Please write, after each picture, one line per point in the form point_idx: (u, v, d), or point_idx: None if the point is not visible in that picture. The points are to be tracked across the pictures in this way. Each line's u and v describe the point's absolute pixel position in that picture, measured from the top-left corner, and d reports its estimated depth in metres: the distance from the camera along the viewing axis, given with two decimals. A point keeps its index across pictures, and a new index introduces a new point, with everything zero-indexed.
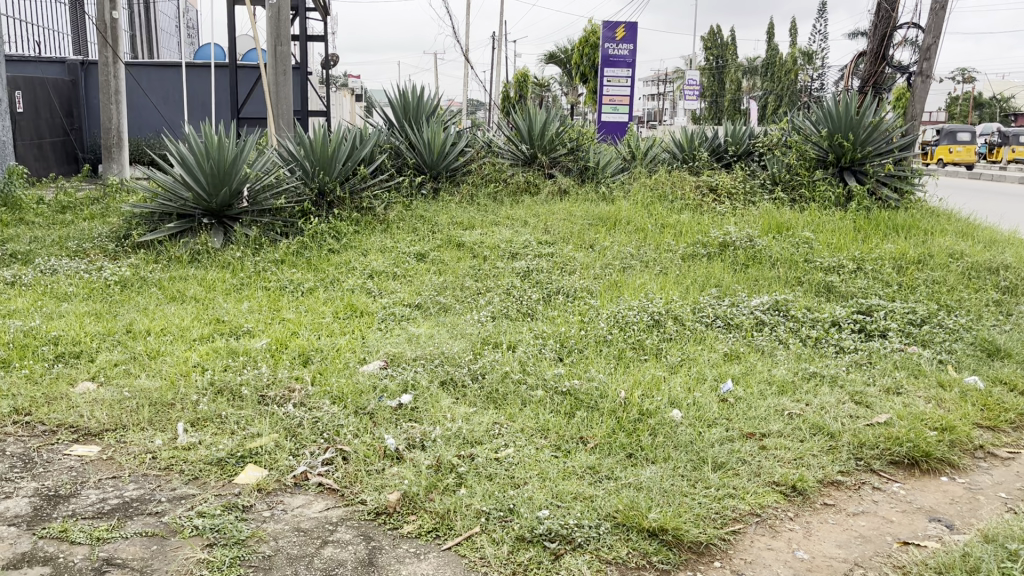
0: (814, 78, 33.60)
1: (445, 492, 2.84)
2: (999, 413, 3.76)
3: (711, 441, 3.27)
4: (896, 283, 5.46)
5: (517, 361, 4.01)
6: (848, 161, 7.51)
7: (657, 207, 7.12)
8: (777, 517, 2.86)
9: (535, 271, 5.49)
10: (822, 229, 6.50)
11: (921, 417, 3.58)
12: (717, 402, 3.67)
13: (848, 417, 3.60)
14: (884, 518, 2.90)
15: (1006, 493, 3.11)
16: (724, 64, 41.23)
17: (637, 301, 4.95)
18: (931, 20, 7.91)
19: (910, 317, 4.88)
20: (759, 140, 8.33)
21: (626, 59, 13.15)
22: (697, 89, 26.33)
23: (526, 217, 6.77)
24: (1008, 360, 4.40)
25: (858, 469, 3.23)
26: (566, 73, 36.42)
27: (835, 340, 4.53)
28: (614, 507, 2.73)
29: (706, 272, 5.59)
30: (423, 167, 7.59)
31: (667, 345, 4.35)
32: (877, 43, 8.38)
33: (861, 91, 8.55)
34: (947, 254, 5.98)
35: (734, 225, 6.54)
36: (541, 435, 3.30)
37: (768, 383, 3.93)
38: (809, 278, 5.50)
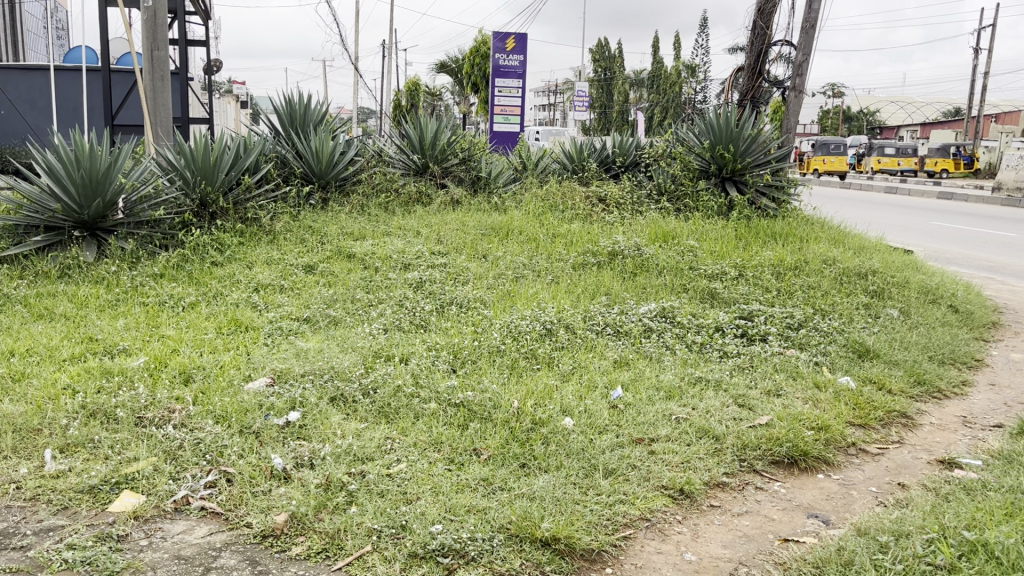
0: (697, 92, 34.87)
1: (335, 512, 2.77)
2: (870, 410, 3.97)
3: (602, 447, 3.32)
4: (775, 289, 5.70)
5: (409, 374, 3.96)
6: (730, 171, 7.78)
7: (548, 217, 7.21)
8: (666, 520, 2.93)
9: (428, 282, 5.45)
10: (706, 237, 6.72)
11: (799, 418, 3.74)
12: (607, 409, 3.73)
13: (731, 419, 3.72)
14: (767, 517, 3.01)
15: (876, 487, 3.29)
16: (612, 75, 42.24)
17: (529, 310, 4.99)
18: (803, 38, 8.31)
19: (787, 321, 5.11)
20: (646, 152, 8.55)
21: (516, 70, 13.27)
22: (587, 100, 26.74)
23: (418, 227, 6.73)
24: (877, 360, 4.67)
25: (742, 470, 3.34)
26: (456, 83, 36.45)
27: (718, 345, 4.69)
28: (508, 519, 2.73)
29: (597, 280, 5.69)
30: (311, 176, 7.43)
31: (559, 354, 4.39)
32: (754, 60, 8.74)
33: (740, 105, 8.89)
34: (821, 260, 6.28)
35: (622, 234, 6.68)
36: (435, 449, 3.27)
37: (656, 388, 4.03)
38: (694, 285, 5.67)
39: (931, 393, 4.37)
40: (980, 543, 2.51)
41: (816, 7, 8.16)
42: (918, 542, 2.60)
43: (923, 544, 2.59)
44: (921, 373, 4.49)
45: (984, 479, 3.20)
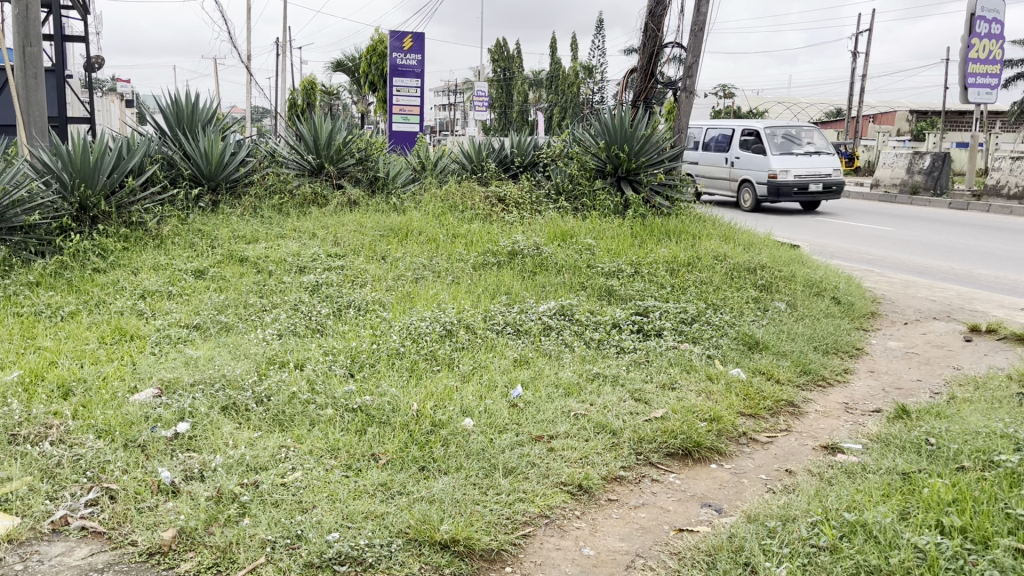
0: (594, 92, 35.42)
1: (226, 524, 2.68)
2: (759, 400, 4.12)
3: (501, 447, 3.33)
4: (670, 285, 5.85)
5: (305, 380, 3.87)
6: (625, 171, 7.92)
7: (448, 217, 7.18)
8: (565, 516, 2.96)
9: (325, 285, 5.35)
10: (603, 236, 6.83)
11: (692, 410, 3.85)
12: (507, 408, 3.74)
13: (628, 414, 3.79)
14: (662, 508, 3.08)
15: (766, 474, 3.41)
16: (511, 75, 42.42)
17: (429, 311, 4.96)
18: (692, 41, 8.54)
19: (682, 316, 5.25)
20: (543, 152, 8.61)
21: (414, 69, 13.23)
22: (486, 99, 26.74)
23: (314, 229, 6.59)
24: (766, 351, 4.85)
25: (639, 463, 3.41)
26: (354, 83, 35.96)
27: (616, 341, 4.78)
28: (406, 523, 2.70)
29: (497, 280, 5.71)
30: (200, 178, 7.18)
31: (459, 355, 4.38)
32: (647, 61, 8.91)
33: (634, 106, 9.06)
34: (713, 257, 6.47)
35: (522, 234, 6.72)
36: (331, 455, 3.21)
37: (555, 386, 4.07)
38: (591, 283, 5.75)
39: (816, 382, 4.57)
40: (860, 524, 2.63)
41: (705, 11, 8.40)
42: (803, 526, 2.71)
43: (808, 527, 2.71)
44: (806, 363, 4.69)
45: (864, 462, 3.36)
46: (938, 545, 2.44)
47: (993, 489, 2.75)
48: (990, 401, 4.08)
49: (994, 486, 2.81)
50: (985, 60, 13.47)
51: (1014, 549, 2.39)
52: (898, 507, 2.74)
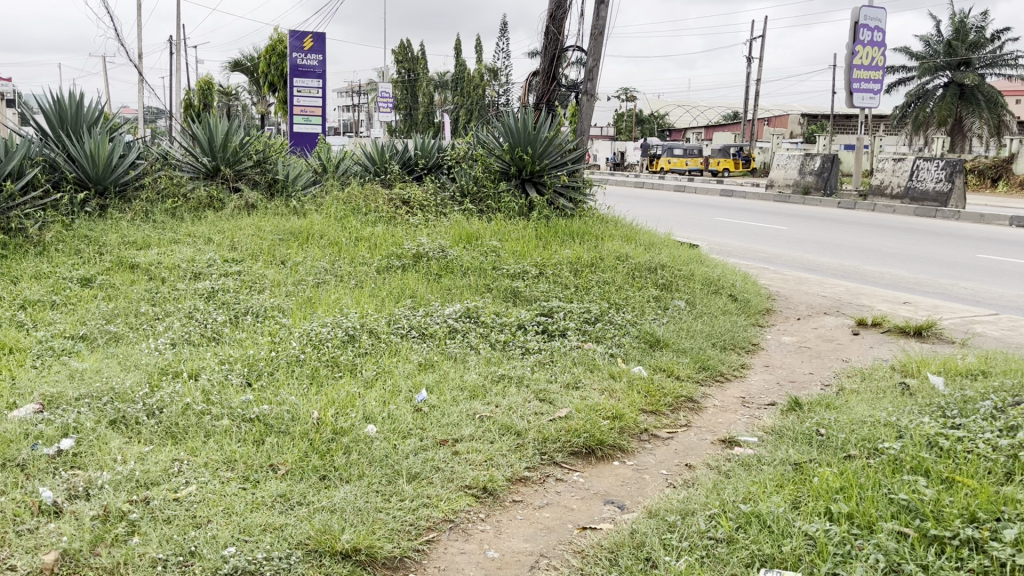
0: (500, 94, 35.55)
1: (114, 544, 2.56)
2: (660, 397, 4.20)
3: (405, 452, 3.29)
4: (573, 285, 5.91)
5: (200, 391, 3.74)
6: (529, 173, 7.97)
7: (351, 220, 7.08)
8: (469, 520, 2.95)
9: (221, 291, 5.20)
10: (508, 237, 6.86)
11: (595, 409, 3.89)
12: (412, 413, 3.70)
13: (533, 414, 3.81)
14: (566, 507, 3.11)
15: (666, 469, 3.48)
16: (416, 77, 42.14)
17: (331, 316, 4.87)
18: (592, 44, 8.66)
19: (585, 316, 5.32)
20: (448, 153, 8.57)
21: (315, 69, 12.98)
22: (391, 100, 26.59)
23: (209, 233, 6.39)
24: (667, 349, 4.95)
25: (543, 463, 3.43)
26: (253, 83, 35.14)
27: (521, 342, 4.80)
28: (306, 534, 2.64)
29: (402, 283, 5.65)
30: (86, 181, 6.88)
31: (362, 360, 4.31)
32: (548, 64, 9.01)
33: (536, 108, 9.13)
34: (615, 257, 6.58)
35: (426, 236, 6.69)
36: (228, 467, 3.11)
37: (460, 389, 4.05)
38: (497, 285, 5.76)
39: (715, 377, 4.70)
40: (755, 515, 2.71)
41: (604, 15, 8.54)
42: (702, 519, 2.78)
43: (706, 520, 2.78)
44: (705, 359, 4.82)
45: (759, 454, 3.47)
46: (827, 532, 2.54)
47: (877, 476, 2.88)
48: (875, 391, 4.28)
49: (878, 472, 2.94)
50: (869, 66, 14.14)
51: (897, 532, 2.50)
52: (791, 496, 2.83)
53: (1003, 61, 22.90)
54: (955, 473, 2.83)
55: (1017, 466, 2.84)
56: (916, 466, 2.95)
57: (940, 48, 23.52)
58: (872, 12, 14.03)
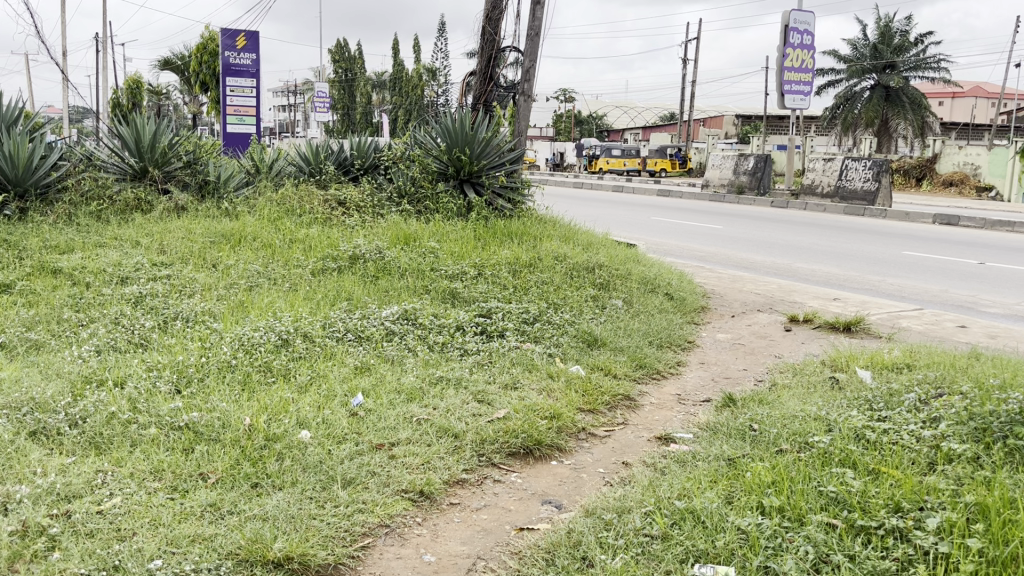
0: (438, 94, 35.39)
1: (32, 560, 2.46)
2: (597, 396, 4.23)
3: (340, 458, 3.24)
4: (512, 286, 5.90)
5: (125, 399, 3.62)
6: (467, 173, 7.92)
7: (284, 221, 6.96)
8: (405, 524, 2.91)
9: (149, 296, 5.06)
10: (446, 238, 6.83)
11: (533, 409, 3.89)
12: (347, 418, 3.64)
13: (470, 416, 3.79)
14: (504, 508, 3.10)
15: (604, 467, 3.50)
16: (353, 77, 41.70)
17: (264, 320, 4.78)
18: (528, 45, 8.68)
19: (523, 316, 5.32)
20: (384, 154, 8.48)
21: (248, 69, 12.75)
22: (328, 100, 26.26)
23: (136, 236, 6.21)
24: (605, 347, 4.99)
25: (480, 464, 3.41)
26: (185, 82, 34.34)
27: (459, 343, 4.76)
28: (236, 544, 2.58)
29: (337, 286, 5.57)
30: (6, 183, 6.62)
31: (295, 365, 4.23)
32: (485, 65, 9.00)
33: (474, 109, 9.11)
34: (553, 257, 6.60)
35: (362, 238, 6.60)
36: (155, 478, 3.01)
37: (397, 392, 4.00)
38: (435, 286, 5.72)
39: (651, 375, 4.74)
40: (689, 511, 2.74)
41: (540, 16, 8.57)
42: (637, 516, 2.80)
43: (641, 517, 2.79)
44: (642, 357, 4.86)
45: (694, 450, 3.51)
46: (758, 525, 2.57)
47: (807, 469, 2.93)
48: (806, 386, 4.38)
49: (808, 466, 3.00)
50: (799, 68, 14.50)
51: (825, 524, 2.55)
52: (724, 492, 2.87)
53: (925, 64, 23.72)
54: (881, 465, 2.91)
55: (939, 455, 2.93)
56: (844, 458, 3.02)
57: (867, 52, 24.23)
58: (801, 15, 14.38)
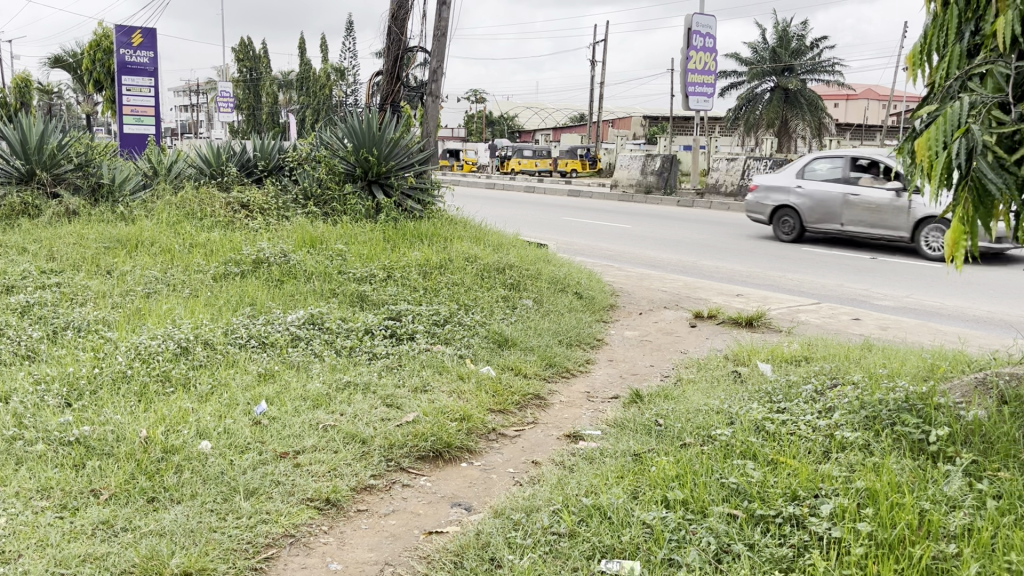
0: (347, 94, 34.87)
1: None
2: (507, 396, 4.24)
3: (242, 468, 3.14)
4: (422, 288, 5.87)
5: (10, 415, 3.44)
6: (375, 174, 7.79)
7: (184, 225, 6.75)
8: (311, 533, 2.84)
9: (37, 305, 4.82)
10: (354, 241, 6.72)
11: (442, 412, 3.87)
12: (249, 427, 3.54)
13: (379, 420, 3.74)
14: (412, 513, 3.06)
15: (513, 467, 3.50)
16: (259, 76, 40.72)
17: (161, 328, 4.61)
18: (436, 45, 8.64)
19: (434, 318, 5.28)
20: (289, 155, 8.29)
21: (145, 67, 12.32)
22: (231, 101, 25.72)
23: (24, 243, 5.93)
24: (514, 347, 5.01)
25: (389, 470, 3.37)
26: (78, 82, 32.84)
27: (367, 347, 4.70)
28: (130, 562, 2.48)
29: (240, 291, 5.42)
30: None
31: (196, 373, 4.10)
32: (392, 65, 8.92)
33: (381, 110, 8.99)
34: (463, 258, 6.58)
35: (266, 241, 6.45)
36: (43, 496, 2.87)
37: (302, 398, 3.92)
38: (343, 290, 5.62)
39: (561, 373, 4.79)
40: (595, 508, 2.77)
41: (446, 16, 8.54)
42: (545, 515, 2.81)
43: (549, 516, 2.81)
44: (551, 356, 4.90)
45: (602, 447, 3.56)
46: (663, 519, 2.62)
47: (709, 462, 3.00)
48: (710, 380, 4.51)
49: (711, 459, 3.07)
50: (702, 71, 14.88)
51: (727, 515, 2.61)
52: (630, 487, 2.91)
53: (821, 68, 24.73)
54: (778, 455, 2.99)
55: (833, 443, 3.04)
56: (744, 450, 3.10)
57: (766, 55, 25.09)
58: (703, 19, 14.78)
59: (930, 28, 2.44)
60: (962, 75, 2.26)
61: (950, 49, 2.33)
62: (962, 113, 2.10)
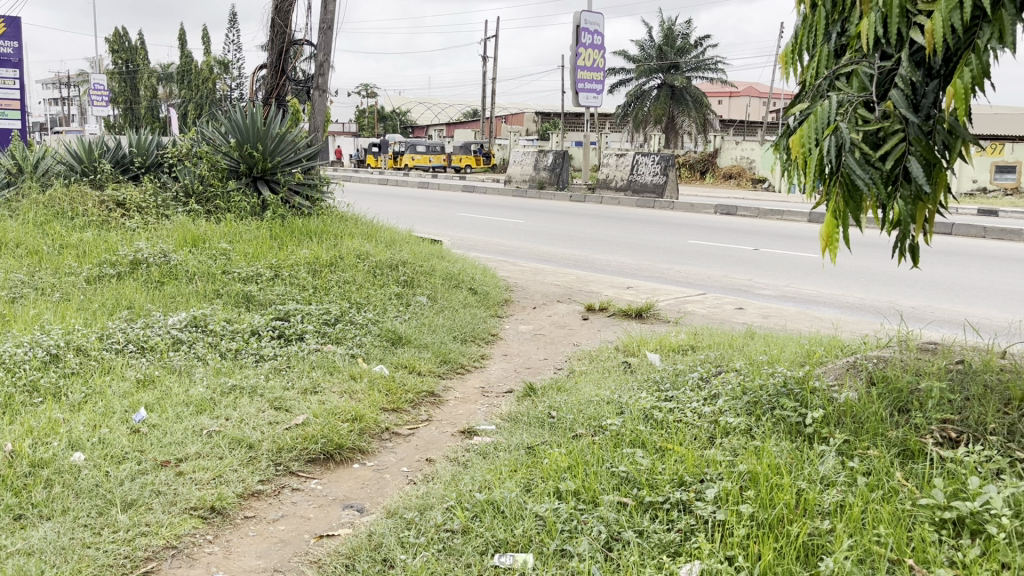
0: (231, 87, 33.68)
1: None
2: (400, 394, 4.19)
3: (120, 479, 2.99)
4: (311, 287, 5.73)
5: None
6: (260, 171, 7.59)
7: (53, 225, 6.40)
8: (195, 543, 2.72)
9: None
10: (238, 239, 6.50)
11: (333, 412, 3.79)
12: (127, 435, 3.37)
13: (267, 424, 3.63)
14: (302, 517, 2.98)
15: (407, 466, 3.46)
16: (136, 68, 38.91)
17: (29, 335, 4.34)
18: (321, 39, 8.46)
19: (324, 317, 5.16)
20: (168, 151, 7.89)
21: (9, 58, 11.55)
22: (108, 92, 24.75)
23: None
24: (408, 345, 4.95)
25: (278, 474, 3.27)
26: None
27: (254, 349, 4.55)
28: None
29: (117, 293, 5.17)
30: None
31: (67, 382, 3.87)
32: (276, 59, 8.68)
33: (265, 103, 8.85)
34: (355, 256, 6.46)
35: (144, 241, 6.16)
36: None
37: (184, 404, 3.76)
38: (227, 290, 5.44)
39: (455, 370, 4.76)
40: (488, 503, 2.77)
41: (332, 9, 8.37)
42: (438, 512, 2.78)
43: (442, 513, 2.79)
44: (446, 353, 4.88)
45: (496, 441, 3.56)
46: (555, 510, 2.65)
47: (600, 452, 3.05)
48: (601, 370, 4.59)
49: (602, 448, 3.11)
50: (590, 68, 15.14)
51: (617, 503, 2.65)
52: (523, 480, 2.92)
53: (704, 66, 25.57)
54: (666, 442, 3.06)
55: (717, 429, 3.14)
56: (633, 439, 3.16)
57: (653, 53, 25.74)
58: (591, 17, 15.06)
59: (800, 29, 2.54)
60: (830, 75, 2.36)
61: (819, 49, 2.44)
62: (831, 111, 2.19)
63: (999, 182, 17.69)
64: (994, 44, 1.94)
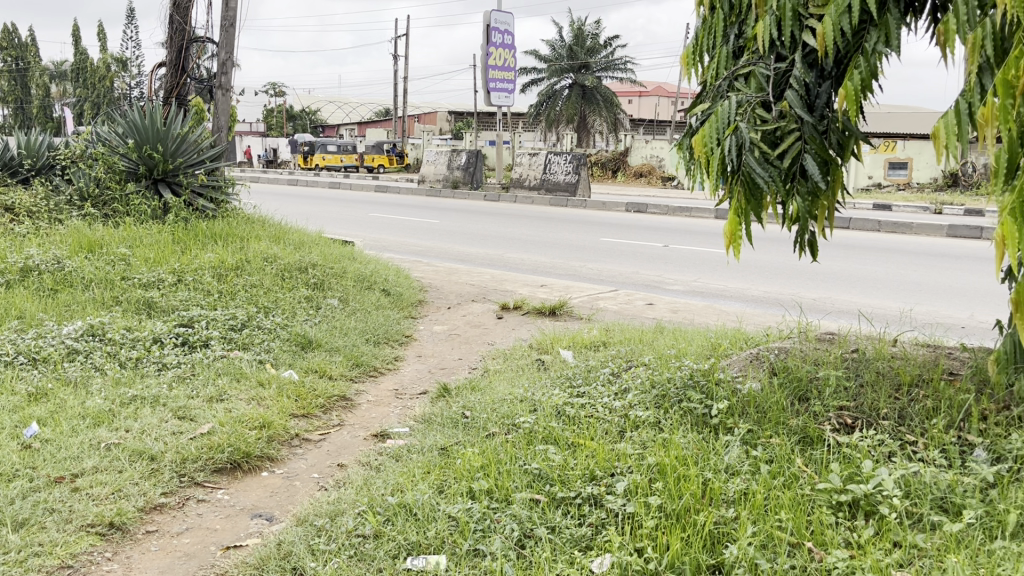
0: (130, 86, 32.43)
1: None
2: (310, 399, 4.11)
3: (10, 498, 2.85)
4: (216, 292, 5.57)
5: None
6: (161, 172, 7.32)
7: None
8: (92, 562, 2.61)
9: None
10: (139, 244, 6.26)
11: (241, 420, 3.69)
12: (17, 452, 3.21)
13: (170, 434, 3.51)
14: (209, 529, 2.90)
15: (318, 472, 3.40)
16: (27, 66, 37.04)
17: None
18: (223, 36, 8.23)
19: (229, 323, 5.02)
20: (59, 152, 7.56)
21: None
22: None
23: None
24: (318, 349, 4.86)
25: (182, 486, 3.16)
26: None
27: (156, 357, 4.39)
28: None
29: (5, 303, 4.91)
30: None
31: None
32: (176, 56, 8.36)
33: (166, 103, 8.52)
34: (262, 258, 6.31)
35: (35, 247, 5.87)
36: None
37: (80, 417, 3.60)
38: (126, 296, 5.23)
39: (368, 373, 4.70)
40: (401, 506, 2.74)
41: (234, 6, 8.16)
42: (350, 518, 2.74)
43: (353, 518, 2.74)
44: (358, 356, 4.81)
45: (409, 443, 3.53)
46: (468, 510, 2.64)
47: (513, 450, 3.06)
48: (516, 368, 4.61)
49: (514, 447, 3.12)
50: (502, 67, 15.18)
51: (529, 500, 2.67)
52: (436, 482, 2.90)
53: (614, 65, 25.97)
54: (578, 438, 3.09)
55: (627, 423, 3.19)
56: (546, 436, 3.18)
57: (564, 53, 26.00)
58: (502, 16, 15.12)
59: (699, 31, 2.59)
60: (729, 76, 2.41)
61: (718, 51, 2.50)
62: (731, 111, 2.25)
63: (892, 177, 18.58)
64: (882, 47, 2.03)
